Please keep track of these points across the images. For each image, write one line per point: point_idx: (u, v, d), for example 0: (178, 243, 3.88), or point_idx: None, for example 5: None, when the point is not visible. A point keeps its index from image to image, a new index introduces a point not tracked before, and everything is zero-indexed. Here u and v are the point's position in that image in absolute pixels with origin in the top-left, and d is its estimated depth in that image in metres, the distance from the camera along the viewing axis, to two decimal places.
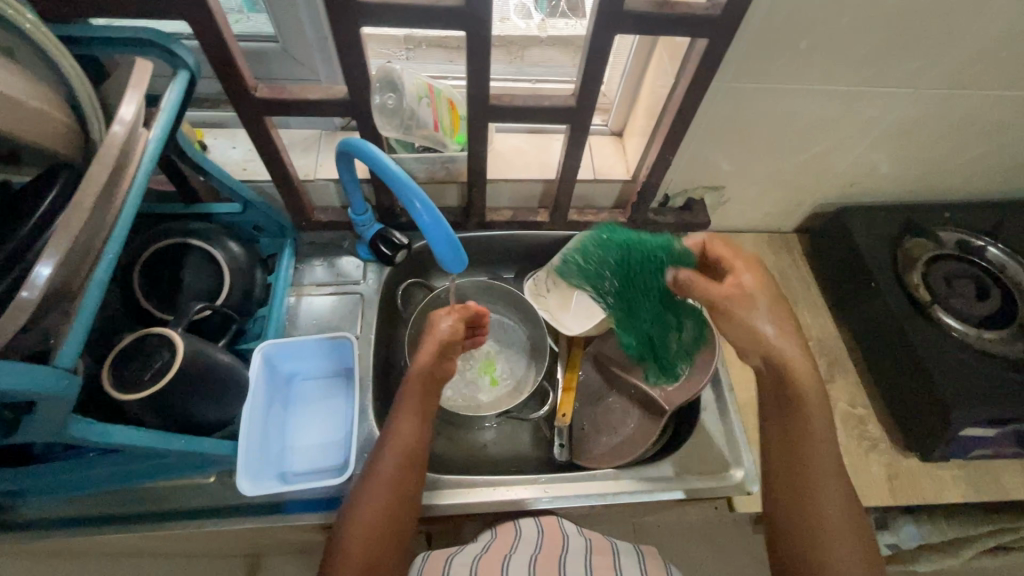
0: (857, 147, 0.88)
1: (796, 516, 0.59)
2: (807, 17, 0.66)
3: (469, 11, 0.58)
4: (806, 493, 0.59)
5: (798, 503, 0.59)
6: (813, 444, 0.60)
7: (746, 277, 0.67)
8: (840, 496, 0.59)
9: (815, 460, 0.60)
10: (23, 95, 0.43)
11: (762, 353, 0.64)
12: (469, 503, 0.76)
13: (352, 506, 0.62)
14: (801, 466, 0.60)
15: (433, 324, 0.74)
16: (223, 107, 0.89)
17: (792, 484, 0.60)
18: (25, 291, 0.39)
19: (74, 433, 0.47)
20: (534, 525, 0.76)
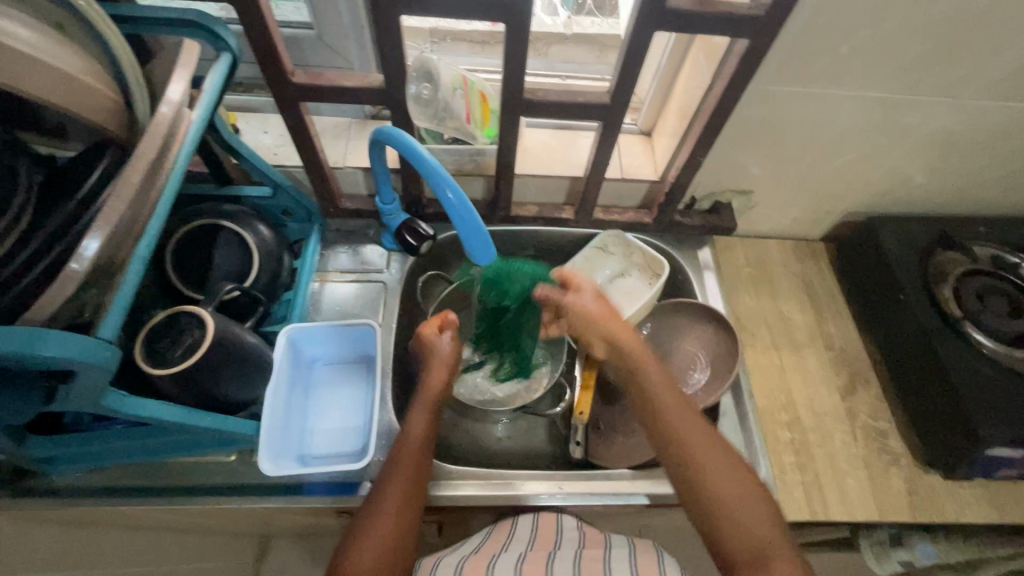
0: (893, 156, 0.87)
1: (720, 531, 0.60)
2: (852, 21, 0.65)
3: (511, 4, 0.58)
4: (720, 503, 0.60)
5: (719, 519, 0.60)
6: (704, 451, 0.63)
7: (585, 287, 0.73)
8: (729, 468, 0.63)
9: (711, 464, 0.62)
10: (76, 71, 0.44)
11: (604, 340, 0.71)
12: (474, 495, 0.77)
13: (365, 524, 0.62)
14: (705, 479, 0.62)
15: (433, 345, 0.76)
16: (256, 91, 0.90)
17: (700, 500, 0.61)
18: (74, 263, 0.40)
19: (108, 405, 0.48)
20: (529, 522, 0.77)
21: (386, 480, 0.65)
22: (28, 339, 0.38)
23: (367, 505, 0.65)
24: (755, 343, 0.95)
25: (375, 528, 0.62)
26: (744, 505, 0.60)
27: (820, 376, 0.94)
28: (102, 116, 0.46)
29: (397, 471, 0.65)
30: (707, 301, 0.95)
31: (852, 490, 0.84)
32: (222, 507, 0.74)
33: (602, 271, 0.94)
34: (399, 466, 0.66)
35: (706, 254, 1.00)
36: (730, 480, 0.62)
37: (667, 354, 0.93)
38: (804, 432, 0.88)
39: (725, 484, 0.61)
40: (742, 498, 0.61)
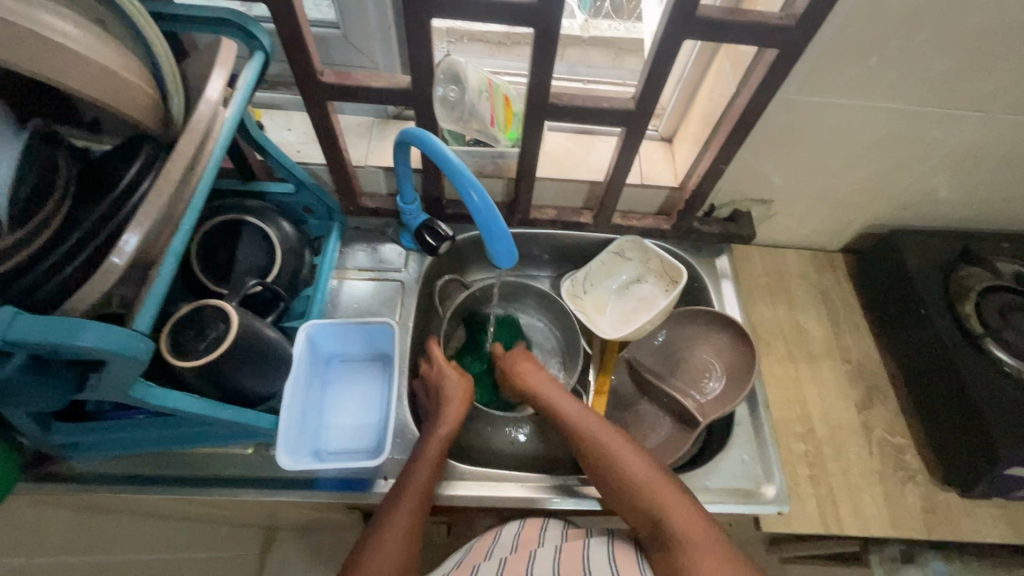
0: (918, 168, 0.86)
1: (632, 514, 0.66)
2: (882, 33, 0.65)
3: (542, 9, 0.58)
4: (619, 487, 0.67)
5: (626, 505, 0.66)
6: (601, 446, 0.71)
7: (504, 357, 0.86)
8: (634, 457, 0.69)
9: (607, 455, 0.70)
10: (119, 67, 0.45)
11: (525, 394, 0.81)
12: (474, 496, 0.76)
13: (374, 537, 0.64)
14: (604, 472, 0.69)
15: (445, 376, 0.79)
16: (281, 89, 0.91)
17: (607, 491, 0.69)
18: (116, 258, 0.42)
19: (134, 394, 0.49)
20: (513, 530, 0.76)
21: (394, 501, 0.67)
22: (67, 328, 0.39)
23: (376, 520, 0.66)
24: (771, 354, 0.95)
25: (384, 543, 0.63)
26: (642, 482, 0.66)
27: (837, 389, 0.93)
28: (138, 112, 0.47)
29: (407, 492, 0.67)
30: (724, 310, 0.95)
31: (866, 504, 0.83)
32: (238, 499, 0.75)
33: (618, 277, 0.97)
34: (409, 487, 0.68)
35: (724, 262, 0.99)
36: (627, 463, 0.68)
37: (681, 361, 0.94)
38: (818, 445, 0.87)
39: (621, 468, 0.68)
40: (640, 477, 0.66)
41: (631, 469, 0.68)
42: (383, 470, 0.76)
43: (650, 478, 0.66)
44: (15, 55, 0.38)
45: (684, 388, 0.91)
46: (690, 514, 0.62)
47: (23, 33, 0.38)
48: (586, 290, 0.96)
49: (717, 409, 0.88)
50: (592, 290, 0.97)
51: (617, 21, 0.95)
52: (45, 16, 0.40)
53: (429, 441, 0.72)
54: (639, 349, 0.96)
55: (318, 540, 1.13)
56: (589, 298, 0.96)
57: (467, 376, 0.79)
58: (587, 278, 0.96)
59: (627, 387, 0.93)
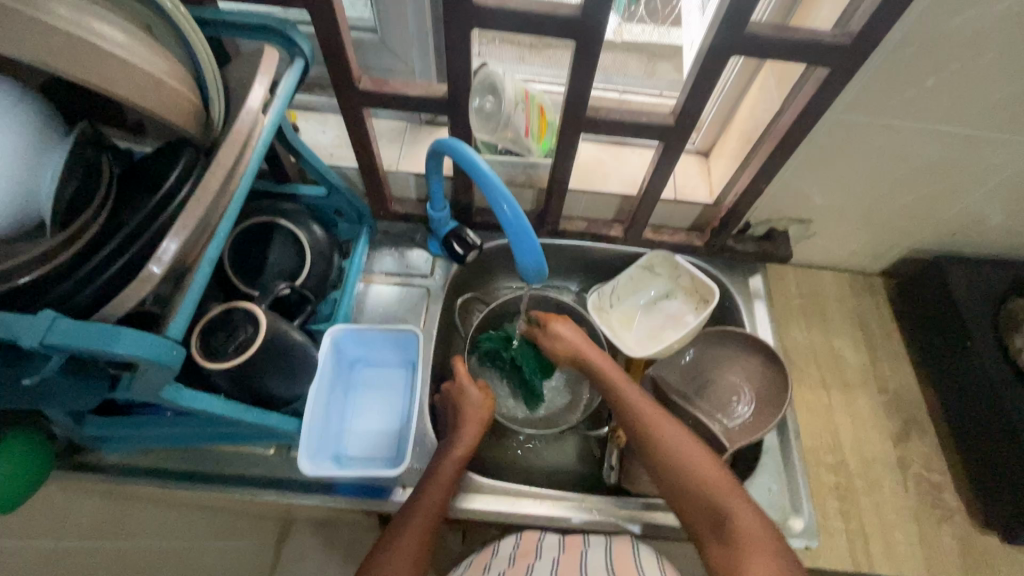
0: (971, 195, 0.82)
1: (694, 511, 0.65)
2: (941, 55, 0.61)
3: (585, 21, 0.56)
4: (686, 484, 0.66)
5: (689, 500, 0.65)
6: (674, 441, 0.68)
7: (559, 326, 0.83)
8: (706, 454, 0.68)
9: (681, 450, 0.68)
10: (164, 75, 0.45)
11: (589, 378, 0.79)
12: (479, 508, 0.76)
13: (387, 544, 0.64)
14: (672, 466, 0.67)
15: (463, 394, 0.78)
16: (318, 92, 0.92)
17: (669, 485, 0.67)
18: (154, 265, 0.43)
19: (167, 396, 0.50)
20: (512, 543, 0.73)
21: (407, 512, 0.67)
22: (105, 334, 0.40)
23: (390, 527, 0.66)
24: (803, 380, 0.92)
25: (390, 557, 0.63)
26: (712, 483, 0.64)
27: (872, 419, 0.89)
28: (181, 118, 0.48)
29: (416, 510, 0.66)
30: (755, 332, 0.92)
31: (900, 543, 0.80)
32: (258, 500, 0.76)
33: (646, 292, 0.95)
34: (421, 503, 0.67)
35: (757, 281, 0.96)
36: (696, 460, 0.67)
37: (708, 383, 0.91)
38: (851, 478, 0.84)
39: (693, 465, 0.66)
40: (713, 478, 0.65)
41: (703, 466, 0.66)
42: (402, 478, 0.76)
43: (721, 480, 0.65)
44: (69, 64, 0.38)
45: (711, 411, 0.89)
46: (757, 521, 0.60)
47: (76, 43, 0.38)
48: (613, 304, 0.95)
49: (745, 435, 0.85)
50: (619, 305, 0.95)
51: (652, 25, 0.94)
52: (97, 24, 0.40)
53: (442, 462, 0.71)
54: (665, 368, 0.94)
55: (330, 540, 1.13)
56: (615, 313, 0.94)
57: (488, 395, 0.77)
58: (615, 292, 0.94)
59: None
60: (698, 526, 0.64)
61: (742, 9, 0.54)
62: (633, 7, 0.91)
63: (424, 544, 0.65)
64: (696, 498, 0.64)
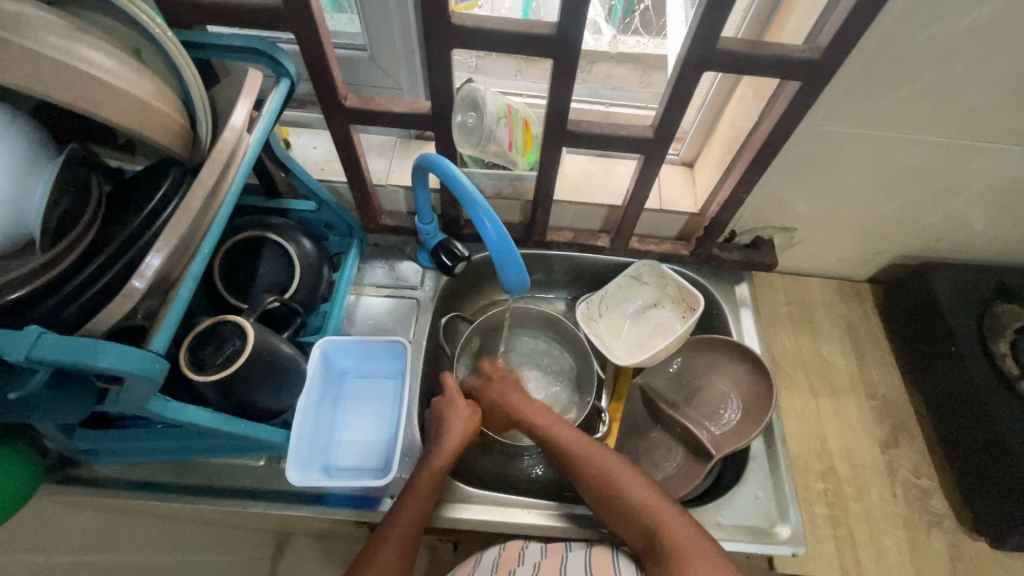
0: (951, 202, 0.83)
1: (630, 530, 0.66)
2: (910, 67, 0.63)
3: (561, 39, 0.58)
4: (618, 510, 0.67)
5: (624, 525, 0.67)
6: (601, 471, 0.70)
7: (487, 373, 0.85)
8: (633, 474, 0.70)
9: (607, 477, 0.69)
10: (149, 97, 0.47)
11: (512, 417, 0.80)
12: (462, 517, 0.76)
13: (369, 555, 0.65)
14: (603, 495, 0.69)
15: (450, 408, 0.79)
16: (309, 108, 0.94)
17: (606, 514, 0.69)
18: (137, 280, 0.44)
19: (154, 409, 0.51)
20: (495, 551, 0.74)
21: (389, 521, 0.67)
22: (90, 347, 0.41)
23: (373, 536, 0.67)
24: (791, 387, 0.92)
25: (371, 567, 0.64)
26: (643, 504, 0.66)
27: (859, 425, 0.90)
28: (167, 138, 0.49)
29: (397, 519, 0.67)
30: (742, 339, 0.93)
31: (889, 550, 0.80)
32: (248, 512, 0.76)
33: (635, 301, 0.96)
34: (402, 512, 0.68)
35: (743, 289, 0.97)
36: (623, 481, 0.68)
37: (697, 391, 0.92)
38: (839, 484, 0.84)
39: (622, 490, 0.68)
40: (636, 495, 0.67)
41: (632, 486, 0.68)
42: (390, 488, 0.77)
43: (648, 495, 0.67)
44: (56, 89, 0.40)
45: (699, 419, 0.89)
46: (687, 531, 0.62)
47: (62, 67, 0.40)
48: (601, 314, 0.95)
49: (732, 441, 0.85)
50: (607, 314, 0.96)
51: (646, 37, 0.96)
52: (84, 50, 0.42)
53: (423, 472, 0.72)
54: (654, 376, 0.94)
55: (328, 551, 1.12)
56: (603, 322, 0.95)
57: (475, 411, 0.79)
58: (603, 301, 0.95)
59: (640, 415, 0.91)
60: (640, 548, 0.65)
61: (713, 26, 0.56)
62: (629, 18, 0.94)
63: (406, 550, 0.65)
64: (628, 521, 0.66)
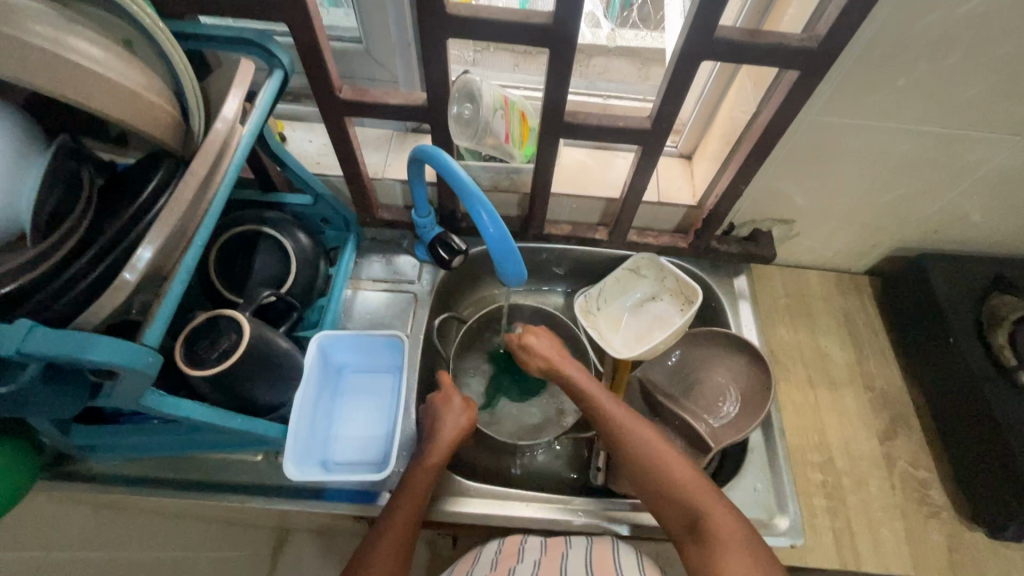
0: (949, 193, 0.83)
1: (671, 513, 0.66)
2: (909, 56, 0.63)
3: (557, 29, 0.58)
4: (663, 492, 0.67)
5: (666, 506, 0.67)
6: (648, 450, 0.69)
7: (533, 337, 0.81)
8: (677, 455, 0.69)
9: (658, 459, 0.68)
10: (140, 88, 0.46)
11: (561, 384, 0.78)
12: (459, 513, 0.76)
13: (367, 555, 0.65)
14: (649, 476, 0.68)
15: (444, 404, 0.78)
16: (304, 102, 0.93)
17: (649, 496, 0.68)
18: (128, 273, 0.43)
19: (149, 403, 0.50)
20: (494, 548, 0.74)
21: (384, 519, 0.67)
22: (79, 342, 0.40)
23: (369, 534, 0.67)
24: (790, 379, 0.92)
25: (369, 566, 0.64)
26: (689, 487, 0.65)
27: (858, 417, 0.90)
28: (159, 130, 0.49)
29: (392, 517, 0.67)
30: (740, 331, 0.92)
31: (887, 541, 0.80)
32: (246, 506, 0.76)
33: (633, 294, 0.96)
34: (396, 509, 0.68)
35: (742, 282, 0.97)
36: (668, 462, 0.68)
37: (696, 383, 0.92)
38: (837, 476, 0.84)
39: (671, 475, 0.67)
40: (681, 478, 0.66)
41: (678, 468, 0.68)
42: (388, 483, 0.77)
43: (693, 478, 0.66)
44: (43, 79, 0.39)
45: (697, 412, 0.89)
46: (736, 524, 0.62)
47: (50, 57, 0.39)
48: (600, 307, 0.95)
49: (730, 434, 0.85)
50: (606, 308, 0.95)
51: (645, 30, 0.94)
52: (73, 39, 0.42)
53: (416, 471, 0.71)
54: (653, 369, 0.94)
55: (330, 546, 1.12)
56: (603, 316, 0.95)
57: (468, 406, 0.78)
58: (602, 295, 0.95)
59: (638, 408, 0.91)
60: (679, 529, 0.65)
61: (710, 15, 0.55)
62: (627, 12, 0.92)
63: (404, 547, 0.65)
64: (671, 501, 0.66)
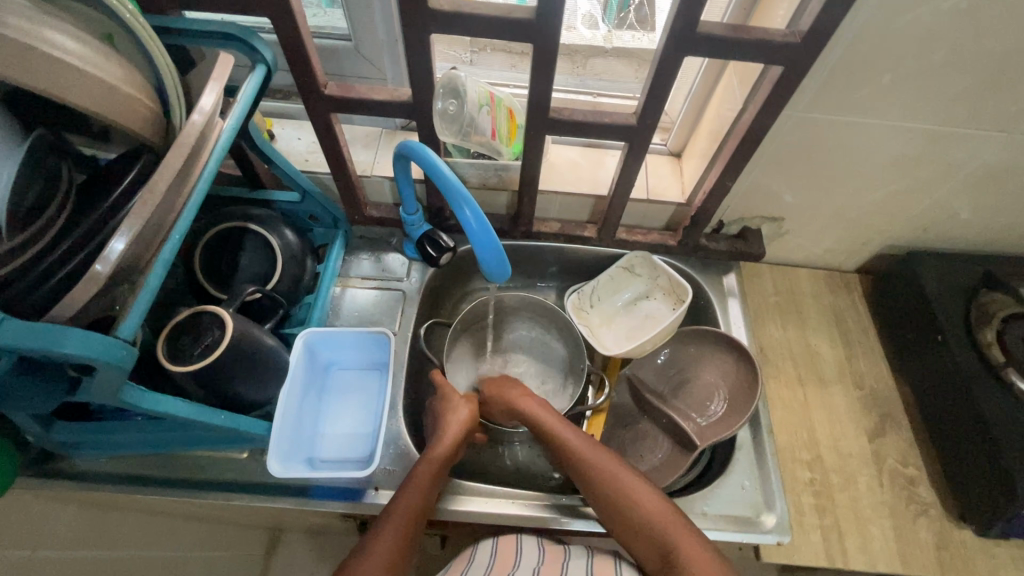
0: (937, 191, 0.83)
1: (640, 544, 0.68)
2: (893, 51, 0.63)
3: (540, 24, 0.57)
4: (631, 521, 0.68)
5: (634, 536, 0.68)
6: (611, 480, 0.70)
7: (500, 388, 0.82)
8: (648, 486, 0.70)
9: (620, 490, 0.69)
10: (116, 80, 0.46)
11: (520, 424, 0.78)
12: (452, 511, 0.75)
13: (368, 544, 0.64)
14: (615, 506, 0.69)
15: (451, 406, 0.78)
16: (293, 99, 0.93)
17: (611, 519, 0.70)
18: (100, 264, 0.43)
19: (127, 399, 0.49)
20: (488, 548, 0.75)
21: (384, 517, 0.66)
22: (50, 336, 0.40)
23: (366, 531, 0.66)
24: (779, 377, 0.92)
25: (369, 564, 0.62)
26: (658, 520, 0.66)
27: (847, 415, 0.89)
28: (138, 124, 0.49)
29: (394, 509, 0.67)
30: (730, 330, 0.92)
31: (875, 539, 0.80)
32: (231, 505, 0.75)
33: (624, 293, 0.96)
34: (398, 506, 0.67)
35: (731, 279, 0.97)
36: (635, 493, 0.69)
37: (684, 382, 0.92)
38: (826, 473, 0.84)
39: (632, 503, 0.68)
40: (650, 509, 0.67)
41: (646, 499, 0.68)
42: (374, 480, 0.77)
43: (663, 510, 0.67)
44: (13, 69, 0.39)
45: (685, 410, 0.89)
46: (702, 550, 0.63)
47: (24, 49, 0.39)
48: (592, 305, 0.95)
49: (717, 431, 0.85)
50: (598, 305, 0.96)
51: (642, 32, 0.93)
52: (48, 32, 0.41)
53: (422, 464, 0.71)
54: (642, 367, 0.94)
55: (318, 545, 1.12)
56: (594, 314, 0.95)
57: (470, 406, 0.78)
58: (594, 293, 0.95)
59: (627, 406, 0.91)
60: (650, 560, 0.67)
61: (692, 9, 0.55)
62: (624, 13, 0.90)
63: (400, 554, 0.64)
64: (638, 533, 0.67)
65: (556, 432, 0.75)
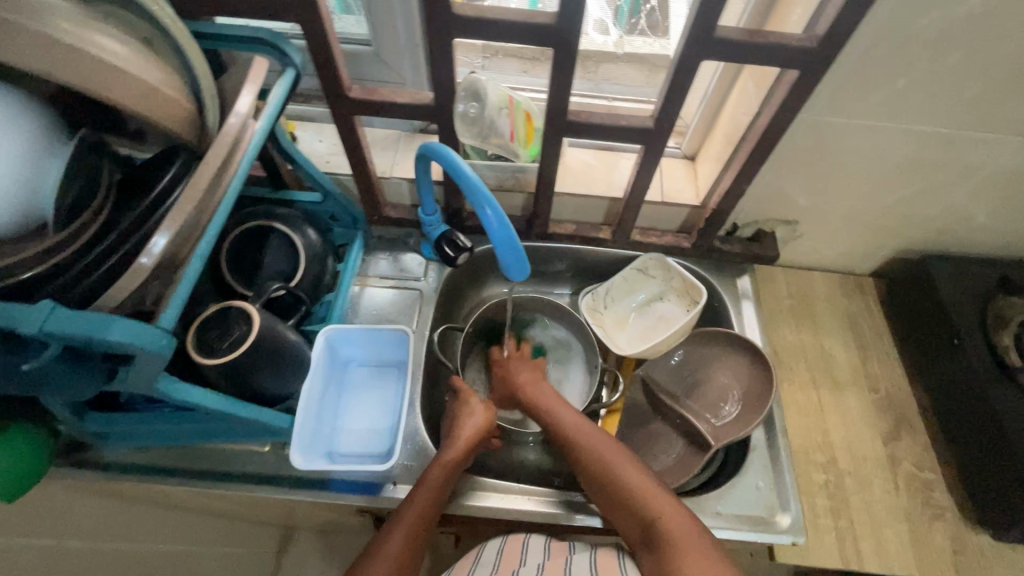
0: (954, 194, 0.83)
1: (625, 521, 0.67)
2: (908, 55, 0.63)
3: (561, 29, 0.59)
4: (617, 497, 0.68)
5: (621, 514, 0.68)
6: (599, 458, 0.71)
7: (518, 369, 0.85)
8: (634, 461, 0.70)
9: (606, 466, 0.70)
10: (156, 82, 0.48)
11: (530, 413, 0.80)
12: (464, 507, 0.77)
13: (380, 540, 0.65)
14: (604, 483, 0.69)
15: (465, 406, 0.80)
16: (315, 103, 0.95)
17: (602, 498, 0.70)
18: (145, 258, 0.46)
19: (162, 389, 0.51)
20: (497, 548, 0.76)
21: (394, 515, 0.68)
22: (99, 323, 0.42)
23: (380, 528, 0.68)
24: (793, 379, 0.92)
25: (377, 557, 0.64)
26: (639, 493, 0.66)
27: (862, 418, 0.89)
28: (175, 125, 0.51)
29: (405, 512, 0.68)
30: (744, 332, 0.93)
31: (889, 541, 0.79)
32: (254, 497, 0.77)
33: (638, 295, 0.97)
34: (408, 505, 0.68)
35: (745, 282, 0.97)
36: (620, 470, 0.69)
37: (698, 383, 0.92)
38: (840, 476, 0.84)
39: (616, 478, 0.68)
40: (632, 482, 0.67)
41: (630, 475, 0.68)
42: (392, 475, 0.78)
43: (646, 483, 0.67)
44: (64, 71, 0.41)
45: (699, 410, 0.90)
46: (680, 518, 0.63)
47: (75, 54, 0.41)
48: (607, 306, 0.96)
49: (730, 432, 0.86)
50: (612, 307, 0.96)
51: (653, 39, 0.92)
52: (96, 37, 0.44)
53: (433, 464, 0.73)
54: (655, 368, 0.95)
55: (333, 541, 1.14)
56: (609, 315, 0.96)
57: (484, 410, 0.79)
58: (609, 294, 0.96)
59: (641, 406, 0.92)
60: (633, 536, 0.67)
61: (710, 14, 0.56)
62: (635, 19, 0.90)
63: (409, 551, 0.65)
64: (623, 510, 0.67)
65: (553, 415, 0.77)
